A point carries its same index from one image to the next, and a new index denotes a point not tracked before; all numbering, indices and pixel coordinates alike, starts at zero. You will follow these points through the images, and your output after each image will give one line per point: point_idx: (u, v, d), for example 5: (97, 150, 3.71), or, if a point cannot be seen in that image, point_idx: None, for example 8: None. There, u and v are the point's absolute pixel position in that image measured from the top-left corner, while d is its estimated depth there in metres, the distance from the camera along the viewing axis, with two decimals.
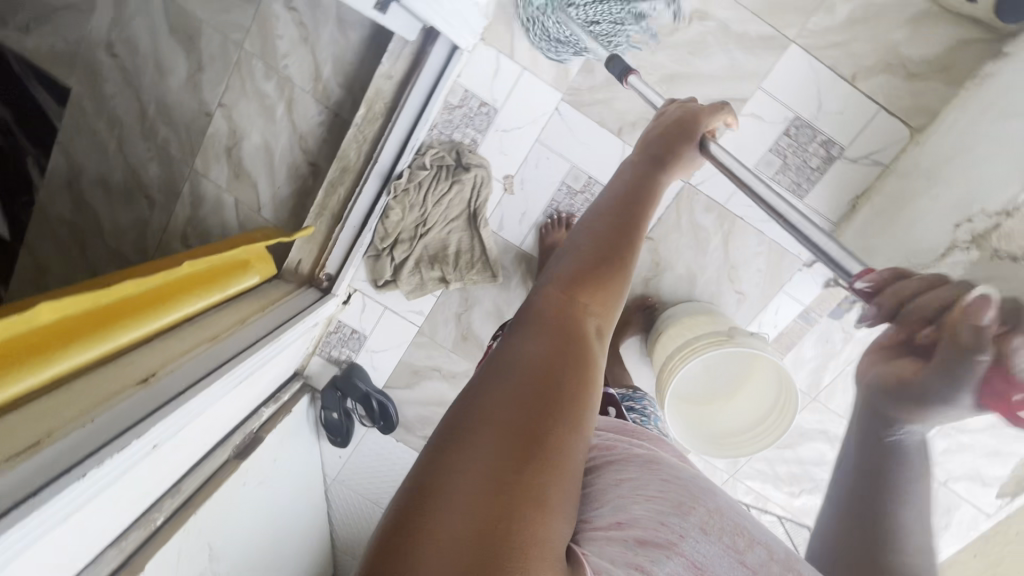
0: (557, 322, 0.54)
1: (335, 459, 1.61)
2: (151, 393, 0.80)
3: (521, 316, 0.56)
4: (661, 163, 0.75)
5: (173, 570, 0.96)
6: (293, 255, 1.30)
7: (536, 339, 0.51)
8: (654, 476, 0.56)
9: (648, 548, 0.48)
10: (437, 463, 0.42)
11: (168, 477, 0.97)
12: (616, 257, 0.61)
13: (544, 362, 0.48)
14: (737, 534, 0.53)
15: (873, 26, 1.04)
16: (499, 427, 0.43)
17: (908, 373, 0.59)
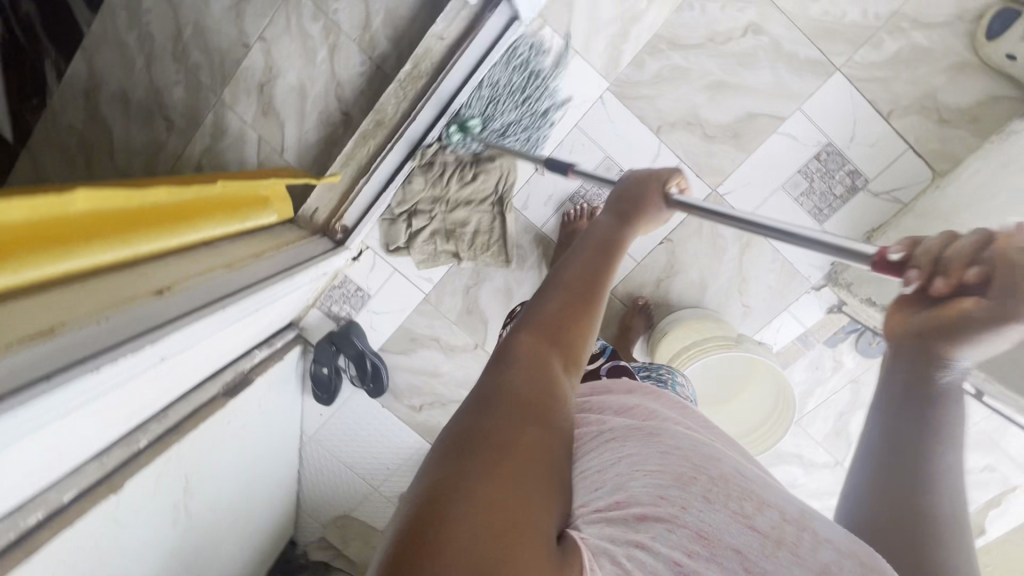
0: (534, 351, 0.53)
1: (315, 416, 1.57)
2: (164, 306, 0.77)
3: (498, 351, 0.54)
4: (623, 218, 0.78)
5: (149, 495, 0.93)
6: (310, 202, 1.27)
7: (516, 366, 0.50)
8: (655, 447, 0.50)
9: (647, 523, 0.44)
10: (437, 488, 0.39)
11: (159, 401, 0.94)
12: (584, 294, 0.62)
13: (527, 390, 0.48)
14: (744, 498, 0.47)
15: (916, 68, 1.08)
16: (495, 447, 0.42)
17: (960, 315, 0.55)
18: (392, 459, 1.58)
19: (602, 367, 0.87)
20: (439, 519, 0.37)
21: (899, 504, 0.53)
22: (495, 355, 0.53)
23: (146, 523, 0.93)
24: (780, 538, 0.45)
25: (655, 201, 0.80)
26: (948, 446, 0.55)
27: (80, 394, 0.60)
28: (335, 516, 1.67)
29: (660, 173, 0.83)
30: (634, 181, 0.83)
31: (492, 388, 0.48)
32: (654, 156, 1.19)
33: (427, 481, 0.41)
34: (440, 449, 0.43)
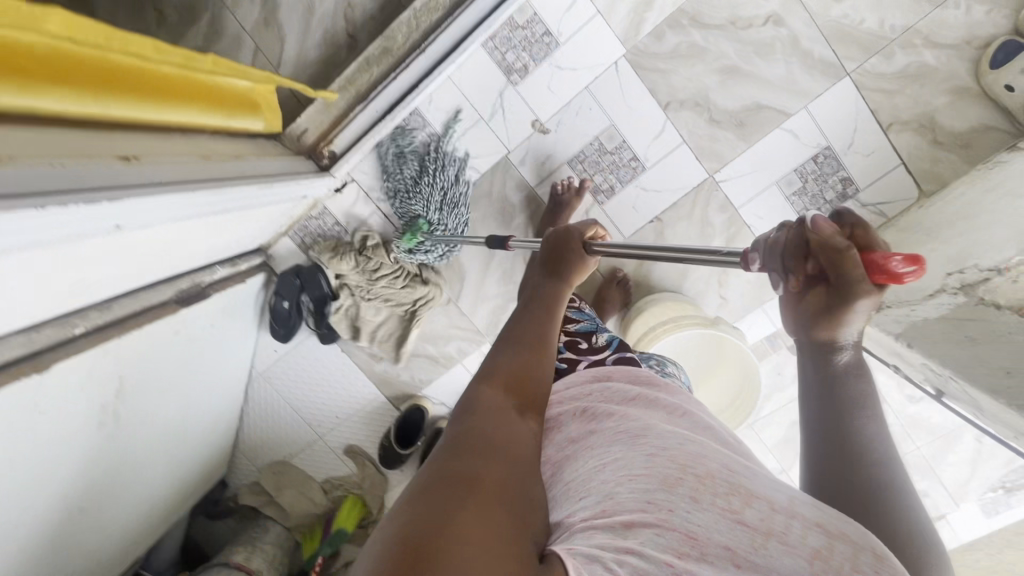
0: (498, 398, 0.51)
1: (269, 352, 1.48)
2: (129, 172, 0.72)
3: (457, 404, 0.52)
4: (559, 284, 0.69)
5: (79, 385, 0.86)
6: (300, 122, 1.22)
7: (480, 413, 0.49)
8: (641, 451, 0.50)
9: (634, 530, 0.42)
10: (420, 523, 0.37)
11: (104, 288, 0.87)
12: (541, 341, 0.61)
13: (497, 434, 0.46)
14: (732, 493, 0.45)
15: (920, 86, 1.11)
16: (472, 484, 0.40)
17: (823, 304, 0.54)
18: (343, 407, 1.52)
19: (608, 358, 0.80)
20: (428, 556, 0.34)
21: (846, 493, 0.55)
22: (458, 406, 0.51)
23: (71, 417, 0.86)
24: (771, 529, 0.43)
25: (581, 259, 0.71)
26: (864, 411, 0.60)
27: (16, 235, 0.54)
28: (272, 461, 1.59)
29: (580, 229, 0.73)
30: (551, 243, 0.74)
31: (463, 434, 0.46)
32: (659, 132, 1.18)
33: (404, 520, 0.38)
34: (415, 490, 0.40)
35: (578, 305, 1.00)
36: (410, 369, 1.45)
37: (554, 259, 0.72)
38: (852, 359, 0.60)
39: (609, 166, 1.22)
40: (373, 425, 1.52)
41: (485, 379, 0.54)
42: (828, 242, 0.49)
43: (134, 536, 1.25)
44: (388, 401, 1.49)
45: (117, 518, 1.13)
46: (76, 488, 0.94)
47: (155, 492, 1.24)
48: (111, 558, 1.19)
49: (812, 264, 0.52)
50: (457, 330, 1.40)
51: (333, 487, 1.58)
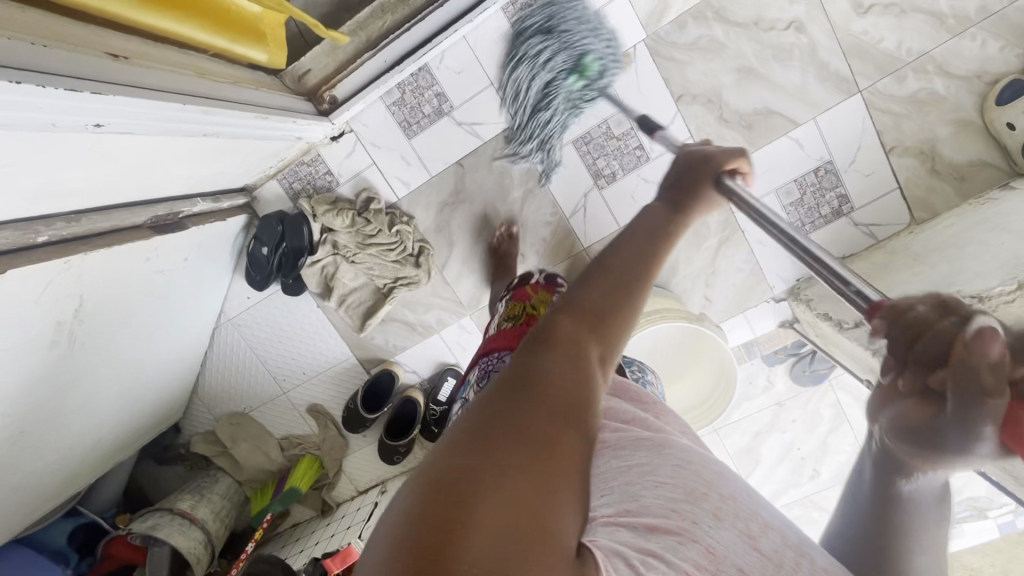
0: (574, 335, 0.47)
1: (241, 299, 1.42)
2: (122, 72, 0.69)
3: (534, 333, 0.48)
4: (675, 210, 0.64)
5: (35, 297, 0.80)
6: (303, 61, 1.19)
7: (553, 352, 0.45)
8: (665, 461, 0.50)
9: (658, 534, 0.42)
10: (461, 469, 0.35)
11: (76, 198, 0.82)
12: (635, 276, 0.54)
13: (565, 382, 0.43)
14: (751, 520, 0.46)
15: (927, 112, 1.12)
16: (523, 436, 0.37)
17: (921, 422, 0.48)
18: (309, 363, 1.46)
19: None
20: (462, 509, 0.33)
21: None
22: (532, 334, 0.48)
23: (22, 330, 0.81)
24: (781, 561, 0.44)
25: (708, 190, 0.67)
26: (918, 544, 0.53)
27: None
28: (230, 411, 1.54)
29: (721, 157, 0.69)
30: (682, 167, 0.69)
31: (528, 373, 0.43)
32: (668, 124, 1.17)
33: (447, 459, 0.36)
34: (465, 428, 0.39)
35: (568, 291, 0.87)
36: (385, 333, 1.41)
37: (679, 185, 0.67)
38: (932, 490, 0.53)
39: (615, 151, 1.20)
40: (340, 386, 1.48)
41: (565, 311, 0.49)
42: (988, 367, 0.42)
43: (76, 470, 1.19)
44: (358, 363, 1.44)
45: (60, 447, 1.08)
46: (16, 409, 0.89)
47: (103, 426, 1.19)
48: (49, 489, 1.13)
49: (940, 376, 0.46)
50: (439, 300, 1.36)
51: (290, 445, 1.54)
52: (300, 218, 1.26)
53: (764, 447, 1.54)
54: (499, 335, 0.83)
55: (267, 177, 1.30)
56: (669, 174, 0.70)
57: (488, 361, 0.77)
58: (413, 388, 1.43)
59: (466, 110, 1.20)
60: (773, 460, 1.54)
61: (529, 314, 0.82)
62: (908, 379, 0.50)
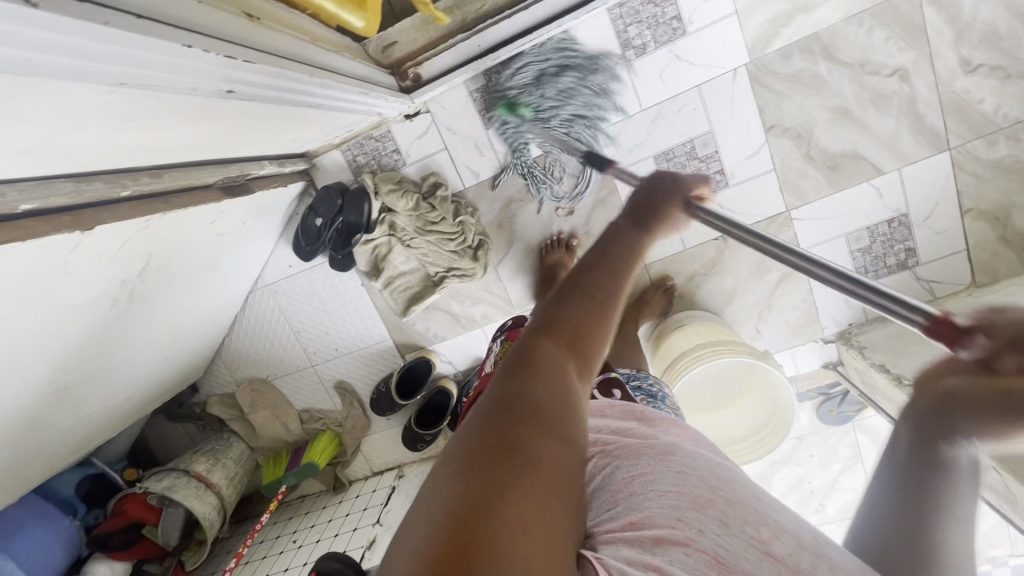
0: (556, 356, 0.43)
1: (282, 266, 1.37)
2: (253, 32, 0.63)
3: (514, 353, 0.44)
4: (641, 223, 0.59)
5: (109, 257, 0.75)
6: (391, 32, 1.14)
7: (540, 374, 0.41)
8: (669, 468, 0.48)
9: (663, 547, 0.39)
10: (465, 501, 0.32)
11: (170, 154, 0.76)
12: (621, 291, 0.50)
13: (558, 408, 0.39)
14: (761, 523, 0.43)
15: (1011, 180, 1.12)
16: (528, 470, 0.34)
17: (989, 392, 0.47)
18: (342, 339, 1.43)
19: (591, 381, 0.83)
20: (475, 545, 0.29)
21: None
22: (512, 355, 0.44)
23: (90, 287, 0.76)
24: (798, 563, 0.40)
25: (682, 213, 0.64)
26: None
27: (136, 66, 0.46)
28: (251, 377, 1.51)
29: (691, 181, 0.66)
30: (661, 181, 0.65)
31: (518, 396, 0.39)
32: (753, 153, 1.16)
33: (447, 494, 0.33)
34: (460, 461, 0.35)
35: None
36: (426, 320, 1.38)
37: (643, 208, 0.61)
38: (966, 460, 0.49)
39: (692, 173, 1.18)
40: (370, 366, 1.45)
41: (541, 329, 0.46)
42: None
43: (103, 422, 1.15)
44: (394, 347, 1.41)
45: (96, 401, 1.04)
46: (67, 365, 0.85)
47: (135, 383, 1.15)
48: (73, 443, 1.10)
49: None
50: (488, 295, 1.33)
51: (310, 419, 1.52)
52: (360, 197, 1.21)
53: (777, 477, 1.57)
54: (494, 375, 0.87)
55: (331, 146, 1.25)
56: (636, 194, 0.64)
57: None
58: (447, 378, 1.42)
59: None
60: (783, 490, 1.57)
61: None
62: (1009, 359, 0.47)
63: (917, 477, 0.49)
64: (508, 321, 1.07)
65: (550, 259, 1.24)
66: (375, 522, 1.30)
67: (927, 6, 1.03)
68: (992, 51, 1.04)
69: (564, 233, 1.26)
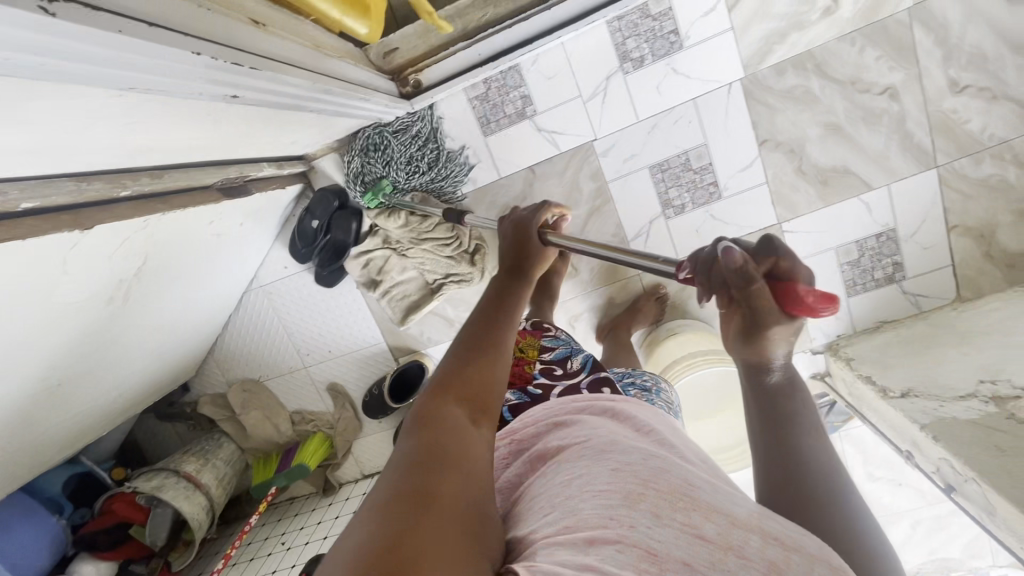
0: (452, 406, 0.49)
1: (278, 268, 1.37)
2: (259, 39, 0.64)
3: (413, 414, 0.49)
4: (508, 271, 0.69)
5: (106, 256, 0.75)
6: (393, 39, 1.16)
7: (440, 424, 0.46)
8: (605, 465, 0.48)
9: (596, 546, 0.40)
10: (381, 539, 0.35)
11: (172, 156, 0.77)
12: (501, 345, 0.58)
13: (459, 450, 0.44)
14: (690, 507, 0.43)
15: (995, 198, 1.14)
16: (436, 509, 0.38)
17: (744, 325, 0.53)
18: (335, 342, 1.43)
19: (583, 381, 0.83)
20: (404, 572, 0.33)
21: None
22: (411, 417, 0.48)
23: (87, 286, 0.76)
24: (730, 543, 0.40)
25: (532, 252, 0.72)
26: None
27: (146, 73, 0.47)
28: (243, 378, 1.50)
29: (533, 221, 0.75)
30: (508, 241, 0.75)
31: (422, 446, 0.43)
32: (746, 166, 1.18)
33: (371, 534, 0.36)
34: (373, 511, 0.38)
35: (553, 332, 0.99)
36: (420, 324, 1.39)
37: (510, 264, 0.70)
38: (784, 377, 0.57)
39: (687, 183, 1.20)
40: (362, 369, 1.45)
41: (437, 387, 0.51)
42: (737, 271, 0.50)
43: (94, 420, 1.15)
44: (387, 350, 1.42)
45: (88, 399, 1.04)
46: (62, 362, 0.85)
47: (127, 382, 1.15)
48: (63, 441, 1.09)
49: (753, 289, 0.49)
50: None
51: (301, 421, 1.52)
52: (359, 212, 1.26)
53: None
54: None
55: (331, 149, 1.25)
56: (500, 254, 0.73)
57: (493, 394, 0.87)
58: None
59: (549, 117, 1.18)
60: None
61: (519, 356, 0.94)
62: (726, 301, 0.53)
63: (767, 415, 0.56)
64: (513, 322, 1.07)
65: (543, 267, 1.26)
66: None
67: (917, 28, 1.06)
68: (979, 72, 1.07)
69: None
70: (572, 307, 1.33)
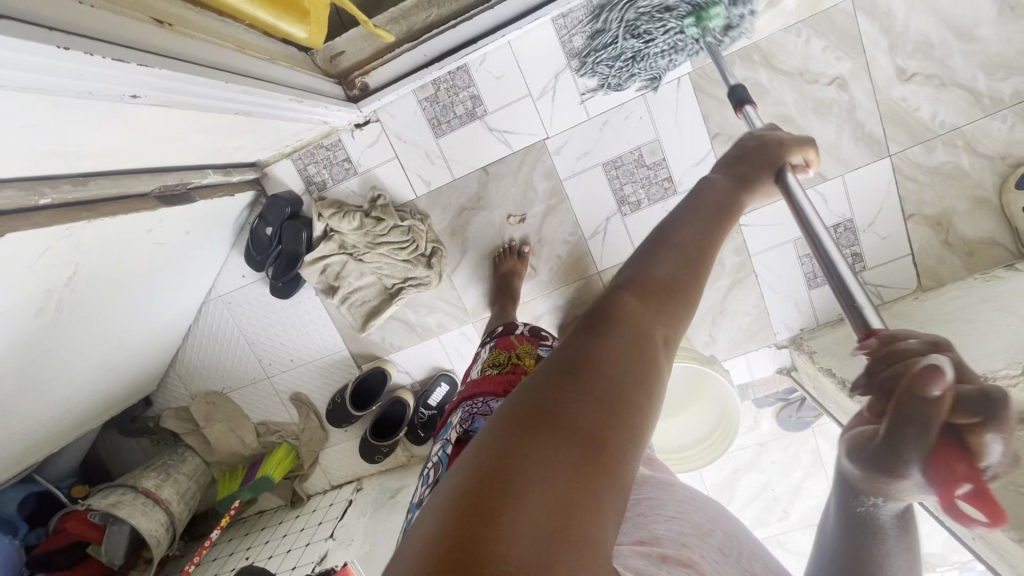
0: (636, 320, 0.39)
1: (236, 277, 1.36)
2: (164, 39, 0.65)
3: (591, 310, 0.40)
4: (740, 183, 0.54)
5: (27, 266, 0.74)
6: (337, 42, 1.15)
7: (615, 336, 0.37)
8: (672, 498, 0.50)
9: (670, 564, 0.39)
10: (497, 456, 0.30)
11: (97, 162, 0.76)
12: (701, 257, 0.45)
13: (627, 375, 0.35)
14: (749, 558, 0.46)
15: (950, 185, 1.13)
16: (576, 434, 0.31)
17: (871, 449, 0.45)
18: (299, 351, 1.41)
19: None
20: (503, 499, 0.28)
21: None
22: (586, 315, 0.40)
23: (8, 298, 0.74)
24: None
25: (769, 175, 0.57)
26: None
27: (11, 70, 0.46)
28: (207, 390, 1.48)
29: (791, 144, 0.59)
30: (752, 147, 0.59)
31: (581, 359, 0.35)
32: (700, 160, 1.16)
33: (492, 435, 0.32)
34: (505, 414, 0.33)
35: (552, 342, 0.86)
36: (383, 331, 1.37)
37: (745, 165, 0.56)
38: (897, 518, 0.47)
39: (643, 179, 1.19)
40: (328, 377, 1.43)
41: (627, 289, 0.41)
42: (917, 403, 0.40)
43: (43, 436, 1.13)
44: (351, 357, 1.40)
45: (30, 416, 1.01)
46: None
47: (75, 397, 1.12)
48: (8, 458, 1.07)
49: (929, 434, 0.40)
50: (443, 303, 1.33)
51: (267, 432, 1.49)
52: (675, 47, 1.01)
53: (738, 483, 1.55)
54: (483, 380, 0.76)
55: (282, 155, 1.24)
56: (737, 151, 0.59)
57: (472, 405, 0.69)
58: (403, 389, 1.40)
59: (500, 116, 1.17)
60: None
61: (515, 363, 0.79)
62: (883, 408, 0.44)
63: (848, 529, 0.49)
64: (499, 325, 0.97)
65: (501, 267, 1.24)
66: (327, 537, 1.26)
67: (861, 17, 1.06)
68: (925, 60, 1.07)
69: (516, 240, 1.26)
70: (535, 308, 1.31)
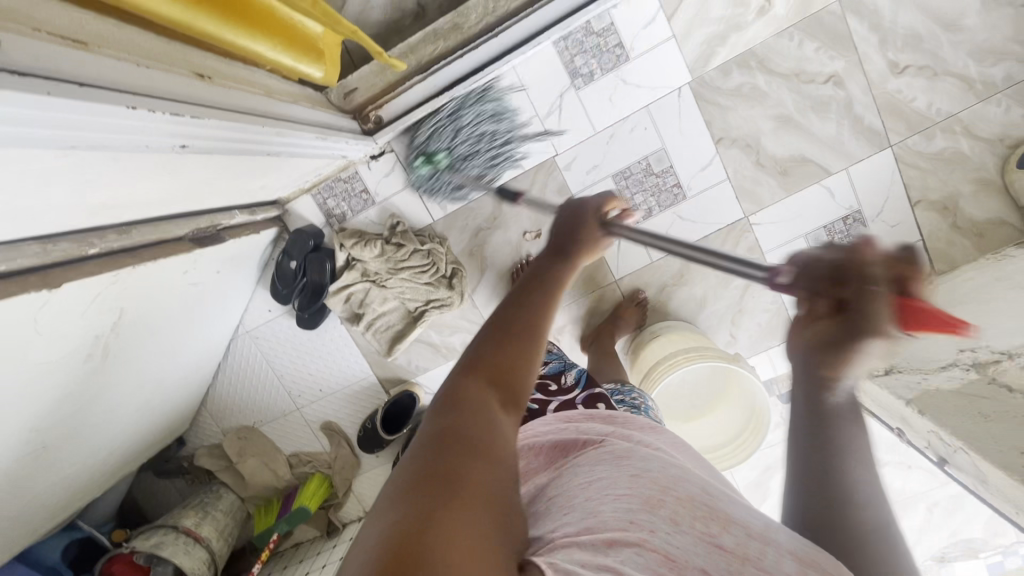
0: (480, 391, 0.43)
1: (262, 313, 1.40)
2: (202, 90, 0.69)
3: (439, 395, 0.43)
4: (559, 256, 0.60)
5: (79, 313, 0.77)
6: (349, 80, 1.20)
7: (464, 409, 0.41)
8: (625, 471, 0.47)
9: (616, 549, 0.38)
10: (396, 535, 0.31)
11: (140, 211, 0.80)
12: (537, 323, 0.50)
13: (486, 435, 0.39)
14: (706, 517, 0.42)
15: (953, 170, 1.16)
16: (456, 497, 0.34)
17: (825, 342, 0.45)
18: (326, 380, 1.44)
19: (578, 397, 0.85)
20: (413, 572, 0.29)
21: None
22: (437, 400, 0.43)
23: (63, 345, 0.77)
24: (747, 555, 0.39)
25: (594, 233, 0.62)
26: None
27: (83, 129, 0.50)
28: (238, 426, 1.50)
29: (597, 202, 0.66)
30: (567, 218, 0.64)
31: (444, 433, 0.39)
32: (707, 164, 1.20)
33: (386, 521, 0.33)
34: (392, 499, 0.34)
35: None
36: (408, 354, 1.40)
37: (562, 239, 0.62)
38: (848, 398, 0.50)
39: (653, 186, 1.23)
40: (356, 404, 1.45)
41: (467, 367, 0.45)
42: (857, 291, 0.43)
43: (87, 481, 1.15)
44: (378, 382, 1.42)
45: (77, 460, 1.04)
46: (46, 423, 0.86)
47: (116, 440, 1.15)
48: (57, 505, 1.09)
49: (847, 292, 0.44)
50: (465, 322, 1.35)
51: (299, 463, 1.51)
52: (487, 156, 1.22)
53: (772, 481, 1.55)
54: None
55: (302, 191, 1.29)
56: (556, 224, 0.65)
57: None
58: None
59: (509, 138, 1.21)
60: None
61: None
62: (819, 301, 0.46)
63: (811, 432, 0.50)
64: None
65: None
66: None
67: (850, 16, 1.11)
68: (916, 52, 1.11)
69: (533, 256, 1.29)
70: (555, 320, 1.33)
